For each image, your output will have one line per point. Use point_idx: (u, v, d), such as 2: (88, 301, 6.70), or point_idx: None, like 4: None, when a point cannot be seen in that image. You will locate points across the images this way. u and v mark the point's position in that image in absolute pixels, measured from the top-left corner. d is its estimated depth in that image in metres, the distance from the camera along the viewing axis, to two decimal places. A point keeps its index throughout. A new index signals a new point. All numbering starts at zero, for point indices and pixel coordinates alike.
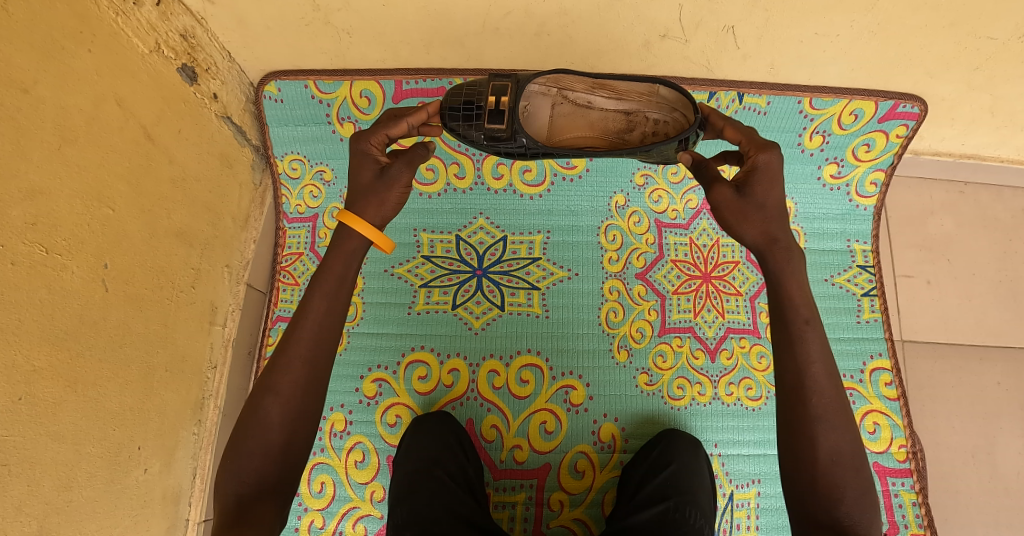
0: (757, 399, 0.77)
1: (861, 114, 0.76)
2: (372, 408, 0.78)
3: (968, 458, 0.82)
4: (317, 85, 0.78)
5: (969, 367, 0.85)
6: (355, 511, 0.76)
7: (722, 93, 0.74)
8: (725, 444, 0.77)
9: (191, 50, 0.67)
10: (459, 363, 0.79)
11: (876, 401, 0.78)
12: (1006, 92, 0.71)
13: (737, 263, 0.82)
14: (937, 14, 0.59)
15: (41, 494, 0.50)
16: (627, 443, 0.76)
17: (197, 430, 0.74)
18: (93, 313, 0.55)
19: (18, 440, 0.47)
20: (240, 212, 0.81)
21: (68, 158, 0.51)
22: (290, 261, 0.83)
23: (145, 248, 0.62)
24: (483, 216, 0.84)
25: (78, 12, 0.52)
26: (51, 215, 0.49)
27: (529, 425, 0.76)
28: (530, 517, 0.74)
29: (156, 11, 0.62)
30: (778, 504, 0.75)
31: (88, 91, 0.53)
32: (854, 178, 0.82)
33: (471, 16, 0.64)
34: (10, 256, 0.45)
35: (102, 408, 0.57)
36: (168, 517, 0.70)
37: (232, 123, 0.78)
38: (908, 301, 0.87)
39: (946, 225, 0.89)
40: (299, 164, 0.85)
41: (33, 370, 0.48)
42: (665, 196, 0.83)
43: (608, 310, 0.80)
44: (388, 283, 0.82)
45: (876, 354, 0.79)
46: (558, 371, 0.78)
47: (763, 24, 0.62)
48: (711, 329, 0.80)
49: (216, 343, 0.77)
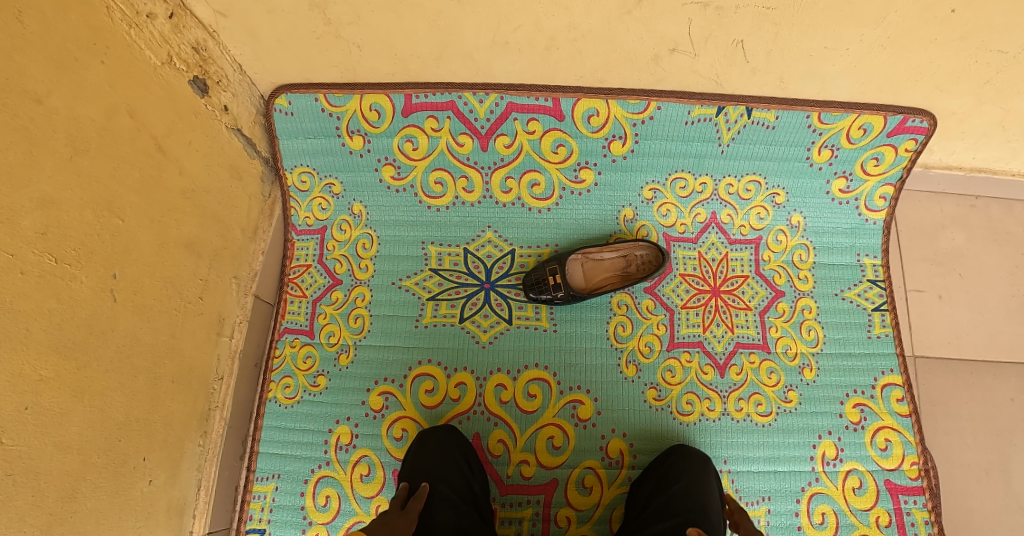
0: (767, 415, 0.76)
1: (870, 129, 0.75)
2: (378, 422, 0.77)
3: (982, 475, 0.80)
4: (327, 98, 0.77)
5: (983, 383, 0.83)
6: (359, 526, 0.75)
7: (731, 107, 0.74)
8: (735, 460, 0.75)
9: (203, 63, 0.68)
10: (467, 377, 0.78)
11: (888, 418, 0.77)
12: (1017, 105, 0.70)
13: (747, 277, 0.82)
14: (947, 27, 0.59)
15: (45, 505, 0.49)
16: (636, 459, 0.75)
17: (202, 442, 0.73)
18: (101, 322, 0.55)
19: (23, 450, 0.47)
20: (248, 223, 0.80)
21: (79, 169, 0.51)
22: (298, 273, 0.84)
23: (155, 258, 0.62)
24: (491, 230, 0.84)
25: (92, 24, 0.53)
26: (62, 226, 0.49)
27: (536, 440, 0.76)
28: (537, 533, 0.73)
29: (169, 23, 0.62)
30: (790, 522, 0.74)
31: (101, 103, 0.54)
32: (864, 192, 0.81)
33: (480, 31, 0.64)
34: (20, 265, 0.45)
35: (109, 418, 0.57)
36: (172, 530, 0.69)
37: (243, 135, 0.78)
38: (920, 316, 0.86)
39: (957, 239, 0.89)
40: (308, 177, 0.84)
41: (39, 380, 0.48)
42: (673, 210, 0.83)
43: (616, 324, 0.80)
44: (396, 295, 0.82)
45: (887, 370, 0.79)
46: (566, 386, 0.77)
47: (772, 38, 0.62)
48: (720, 344, 0.79)
49: (223, 354, 0.76)
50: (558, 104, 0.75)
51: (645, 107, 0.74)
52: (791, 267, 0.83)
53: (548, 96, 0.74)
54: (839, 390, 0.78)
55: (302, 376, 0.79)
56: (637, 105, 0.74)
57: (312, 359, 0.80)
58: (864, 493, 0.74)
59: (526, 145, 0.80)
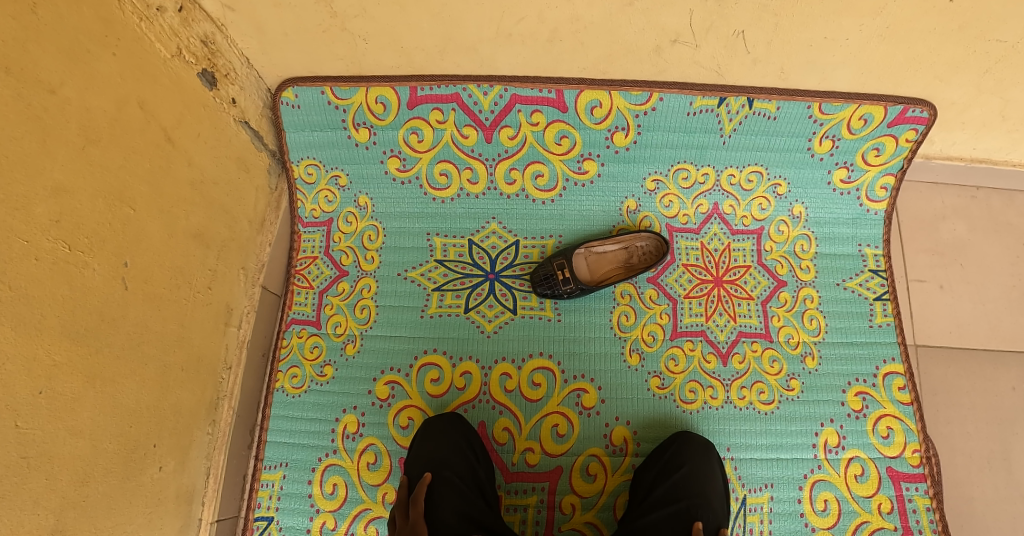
0: (769, 403, 0.77)
1: (871, 119, 0.75)
2: (384, 410, 0.78)
3: (984, 464, 0.81)
4: (334, 91, 0.78)
5: (984, 372, 0.84)
6: (366, 513, 0.75)
7: (732, 98, 0.74)
8: (738, 448, 0.76)
9: (211, 56, 0.68)
10: (471, 366, 0.79)
11: (889, 406, 0.77)
12: (1016, 95, 0.71)
13: (749, 267, 0.83)
14: (946, 17, 0.59)
15: (58, 488, 0.50)
16: (639, 447, 0.76)
17: (211, 431, 0.74)
18: (112, 310, 0.56)
19: (37, 434, 0.48)
20: (255, 215, 0.81)
21: (92, 158, 0.52)
22: (304, 264, 0.85)
23: (164, 248, 0.63)
24: (495, 221, 0.85)
25: (103, 16, 0.54)
26: (75, 214, 0.50)
27: (540, 428, 0.76)
28: (542, 520, 0.74)
29: (178, 17, 0.63)
30: (793, 509, 0.74)
31: (112, 93, 0.55)
32: (865, 182, 0.82)
33: (484, 23, 0.65)
34: (34, 251, 0.46)
35: (120, 404, 0.57)
36: (181, 516, 0.70)
37: (249, 128, 0.79)
38: (922, 306, 0.87)
39: (958, 230, 0.89)
40: (314, 169, 0.85)
41: (53, 364, 0.49)
42: (676, 201, 0.84)
43: (620, 314, 0.80)
44: (401, 286, 0.83)
45: (889, 359, 0.79)
46: (570, 375, 0.78)
47: (773, 29, 0.63)
48: (722, 333, 0.80)
49: (231, 344, 0.77)
50: (561, 96, 0.76)
51: (647, 99, 0.75)
52: (793, 257, 0.83)
53: (551, 88, 0.75)
54: (840, 379, 0.78)
55: (309, 366, 0.80)
56: (640, 97, 0.75)
57: (319, 349, 0.81)
58: (866, 480, 0.75)
59: (529, 137, 0.81)
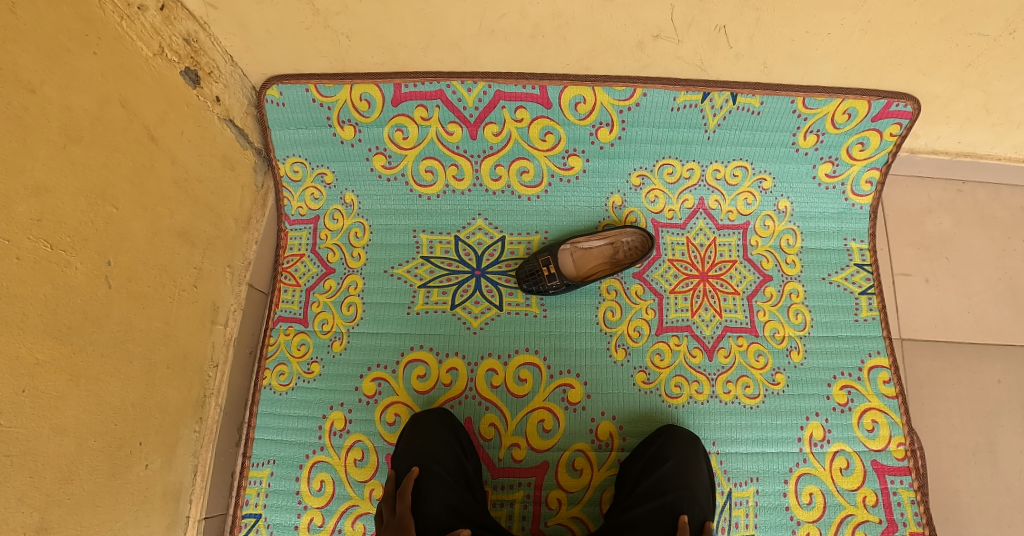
0: (754, 397, 0.77)
1: (854, 113, 0.75)
2: (371, 407, 0.78)
3: (969, 456, 0.81)
4: (318, 89, 0.77)
5: (969, 365, 0.84)
6: (353, 510, 0.76)
7: (716, 93, 0.75)
8: (723, 442, 0.76)
9: (194, 54, 0.68)
10: (458, 362, 0.79)
11: (875, 399, 0.78)
12: (1000, 89, 0.71)
13: (734, 262, 0.83)
14: (927, 11, 0.59)
15: (42, 486, 0.51)
16: (625, 442, 0.76)
17: (198, 428, 0.74)
18: (95, 308, 0.56)
19: (21, 432, 0.48)
20: (241, 213, 0.81)
21: (73, 157, 0.52)
22: (291, 262, 0.85)
23: (149, 247, 0.63)
24: (481, 217, 0.85)
25: (84, 15, 0.54)
26: (56, 213, 0.51)
27: (527, 423, 0.77)
28: (528, 515, 0.74)
29: (160, 15, 0.63)
30: (778, 502, 0.75)
31: (93, 92, 0.55)
32: (850, 177, 0.82)
33: (466, 19, 0.65)
34: (16, 250, 0.46)
35: (104, 402, 0.58)
36: (168, 514, 0.70)
37: (235, 126, 0.79)
38: (907, 300, 0.87)
39: (944, 224, 0.90)
40: (300, 167, 0.85)
41: (36, 363, 0.49)
42: (661, 196, 0.84)
43: (606, 309, 0.81)
44: (388, 283, 0.83)
45: (873, 352, 0.80)
46: (556, 370, 0.78)
47: (754, 23, 0.63)
48: (708, 328, 0.80)
49: (218, 342, 0.77)
50: (545, 92, 0.76)
51: (631, 94, 0.75)
52: (779, 252, 0.84)
53: (535, 84, 0.75)
54: (826, 373, 0.79)
55: (297, 363, 0.80)
56: (623, 92, 0.75)
57: (306, 346, 0.81)
58: (851, 473, 0.75)
59: (514, 133, 0.81)
